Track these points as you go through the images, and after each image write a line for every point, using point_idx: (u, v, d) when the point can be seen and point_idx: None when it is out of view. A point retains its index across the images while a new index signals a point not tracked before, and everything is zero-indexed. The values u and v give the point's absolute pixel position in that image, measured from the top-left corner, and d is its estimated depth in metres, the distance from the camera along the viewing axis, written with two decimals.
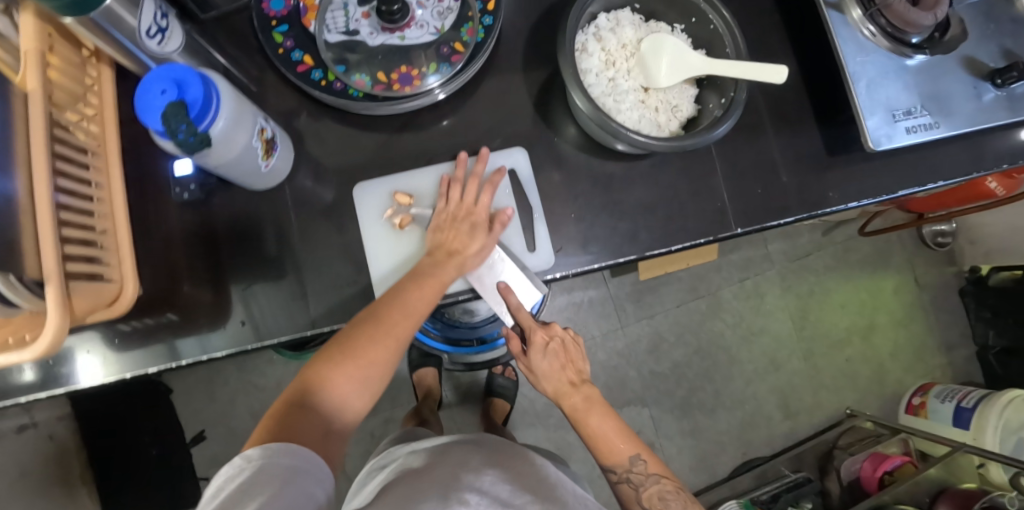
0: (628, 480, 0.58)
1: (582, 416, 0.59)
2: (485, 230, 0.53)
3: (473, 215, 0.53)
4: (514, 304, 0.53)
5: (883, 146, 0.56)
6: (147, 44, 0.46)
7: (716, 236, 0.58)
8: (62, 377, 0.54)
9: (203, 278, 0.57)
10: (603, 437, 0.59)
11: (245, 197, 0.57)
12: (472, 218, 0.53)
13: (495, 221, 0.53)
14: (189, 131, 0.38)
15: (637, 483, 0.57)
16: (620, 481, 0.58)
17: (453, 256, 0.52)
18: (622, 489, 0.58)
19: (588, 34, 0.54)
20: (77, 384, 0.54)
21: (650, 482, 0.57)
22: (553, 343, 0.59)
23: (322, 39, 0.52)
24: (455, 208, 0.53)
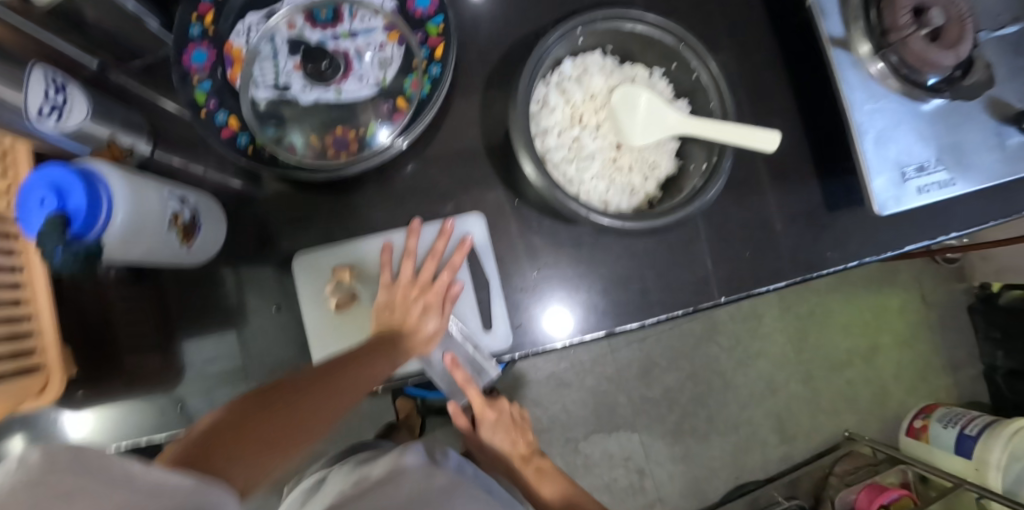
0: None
1: (536, 488, 0.59)
2: (438, 311, 0.48)
3: (427, 295, 0.47)
4: (462, 378, 0.50)
5: (888, 211, 0.49)
6: (43, 124, 0.40)
7: (698, 306, 0.52)
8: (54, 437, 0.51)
9: (136, 359, 0.52)
10: (560, 504, 0.58)
11: (178, 268, 0.52)
12: (425, 301, 0.47)
13: (448, 300, 0.48)
14: (68, 252, 0.33)
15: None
16: None
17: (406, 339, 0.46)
18: None
19: (550, 85, 0.47)
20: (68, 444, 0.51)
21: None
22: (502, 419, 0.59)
23: (248, 97, 0.46)
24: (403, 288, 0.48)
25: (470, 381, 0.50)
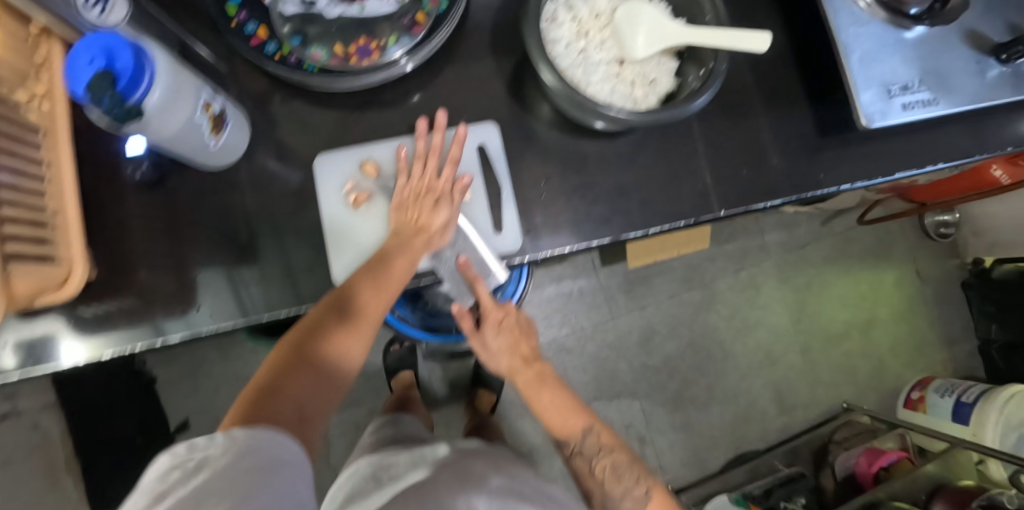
0: (582, 453, 0.57)
1: (533, 392, 0.58)
2: (447, 202, 0.50)
3: (434, 188, 0.50)
4: (473, 276, 0.51)
5: (876, 123, 0.53)
6: (85, 14, 0.43)
7: (699, 219, 0.55)
8: (46, 358, 0.52)
9: (158, 263, 0.54)
10: (556, 409, 0.57)
11: (202, 177, 0.55)
12: (432, 197, 0.50)
13: (455, 188, 0.50)
14: (116, 103, 0.35)
15: (590, 456, 0.56)
16: (574, 455, 0.57)
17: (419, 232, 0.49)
18: (576, 463, 0.58)
19: (558, 2, 0.51)
20: (61, 364, 0.52)
21: (603, 455, 0.56)
22: (507, 320, 0.57)
23: (278, 11, 0.49)
24: (415, 188, 0.50)
25: (479, 282, 0.52)
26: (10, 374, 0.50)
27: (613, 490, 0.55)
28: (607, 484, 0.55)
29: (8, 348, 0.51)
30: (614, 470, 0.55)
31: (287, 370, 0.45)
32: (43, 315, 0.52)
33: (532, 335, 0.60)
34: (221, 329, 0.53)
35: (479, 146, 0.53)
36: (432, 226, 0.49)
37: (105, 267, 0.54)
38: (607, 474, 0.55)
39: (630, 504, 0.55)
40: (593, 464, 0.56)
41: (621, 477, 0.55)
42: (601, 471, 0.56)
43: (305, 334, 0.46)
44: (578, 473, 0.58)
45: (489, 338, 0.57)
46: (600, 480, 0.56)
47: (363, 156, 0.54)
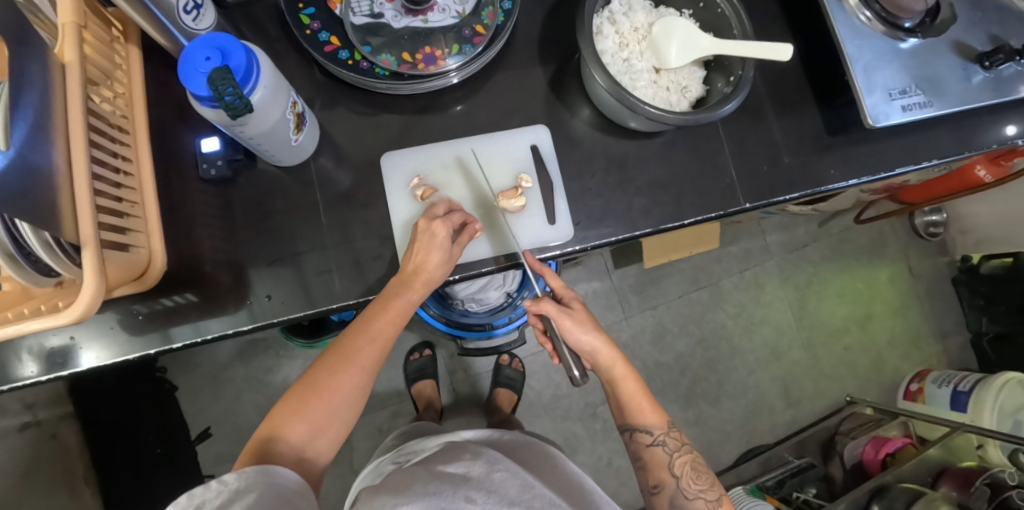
0: (662, 443, 0.57)
1: (623, 383, 0.57)
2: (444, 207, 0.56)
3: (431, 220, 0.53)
4: (548, 272, 0.55)
5: (881, 123, 0.59)
6: (183, 20, 0.47)
7: (726, 211, 0.60)
8: (64, 361, 0.55)
9: (225, 258, 0.58)
10: (640, 399, 0.57)
11: (270, 177, 0.59)
12: (425, 257, 0.52)
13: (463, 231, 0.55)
14: (236, 94, 0.39)
15: (671, 448, 0.57)
16: (653, 445, 0.58)
17: (419, 272, 0.52)
18: (653, 453, 0.58)
19: (603, 17, 0.57)
20: (80, 366, 0.55)
21: (681, 450, 0.58)
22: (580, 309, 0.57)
23: (348, 21, 0.54)
24: (413, 249, 0.53)
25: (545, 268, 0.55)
26: (36, 377, 0.54)
27: (688, 487, 0.56)
28: (683, 479, 0.57)
29: (30, 355, 0.55)
30: (693, 466, 0.57)
31: (293, 416, 0.49)
32: (99, 311, 0.55)
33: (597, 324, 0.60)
34: (292, 318, 0.57)
35: (531, 146, 0.60)
36: (424, 286, 0.52)
37: (176, 261, 0.57)
38: (685, 469, 0.57)
39: (701, 503, 0.56)
40: (674, 456, 0.57)
41: (700, 472, 0.57)
42: (681, 466, 0.57)
43: (304, 388, 0.50)
44: (650, 465, 0.58)
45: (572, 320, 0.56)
46: (676, 473, 0.57)
47: (437, 156, 0.60)
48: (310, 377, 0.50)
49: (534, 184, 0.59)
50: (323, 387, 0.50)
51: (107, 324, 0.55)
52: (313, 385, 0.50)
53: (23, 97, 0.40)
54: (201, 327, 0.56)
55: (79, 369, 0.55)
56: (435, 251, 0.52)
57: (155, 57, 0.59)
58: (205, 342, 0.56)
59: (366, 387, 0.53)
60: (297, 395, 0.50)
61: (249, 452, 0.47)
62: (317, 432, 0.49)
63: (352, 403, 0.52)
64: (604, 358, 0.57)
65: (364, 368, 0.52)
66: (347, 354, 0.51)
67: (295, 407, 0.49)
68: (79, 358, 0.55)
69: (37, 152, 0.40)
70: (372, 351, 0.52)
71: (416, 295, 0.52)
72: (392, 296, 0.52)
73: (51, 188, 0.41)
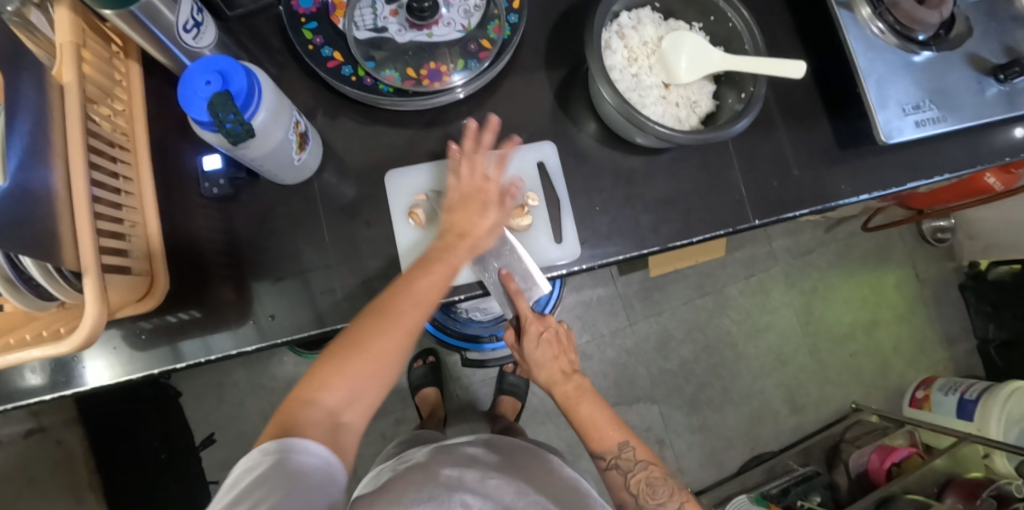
0: (616, 466, 0.59)
1: (578, 405, 0.60)
2: (496, 206, 0.53)
3: (483, 192, 0.53)
4: (515, 290, 0.54)
5: (894, 139, 0.58)
6: (182, 39, 0.46)
7: (735, 227, 0.59)
8: (69, 380, 0.54)
9: (227, 275, 0.57)
10: (593, 423, 0.60)
11: (272, 193, 0.58)
12: (471, 221, 0.52)
13: (505, 195, 0.53)
14: (237, 120, 0.39)
15: (625, 469, 0.59)
16: (609, 468, 0.59)
17: (463, 238, 0.52)
18: (610, 475, 0.60)
19: (611, 31, 0.56)
20: (84, 385, 0.55)
21: (639, 470, 0.59)
22: (547, 333, 0.59)
23: (351, 36, 0.53)
24: (454, 215, 0.52)
25: (521, 294, 0.55)
26: (41, 393, 0.54)
27: (645, 503, 0.58)
28: (639, 497, 0.58)
29: (37, 369, 0.54)
30: (649, 486, 0.58)
31: (330, 377, 0.46)
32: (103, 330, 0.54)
33: (570, 348, 0.62)
34: (299, 337, 0.57)
35: (537, 163, 0.58)
36: (468, 250, 0.52)
37: (179, 279, 0.56)
38: (641, 487, 0.58)
39: None
40: (630, 477, 0.59)
41: (655, 491, 0.58)
42: (637, 485, 0.58)
43: (346, 346, 0.47)
44: (611, 487, 0.60)
45: (529, 348, 0.59)
46: (633, 493, 0.58)
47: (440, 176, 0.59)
48: (348, 336, 0.48)
49: (540, 203, 0.58)
50: (363, 346, 0.47)
51: (110, 343, 0.55)
52: (351, 345, 0.47)
53: (16, 124, 0.39)
54: (205, 347, 0.56)
55: (83, 388, 0.55)
56: (479, 217, 0.52)
57: (155, 71, 0.58)
58: (210, 362, 0.56)
59: (404, 354, 0.50)
60: (335, 356, 0.47)
61: (281, 415, 0.44)
62: (354, 397, 0.47)
63: (389, 367, 0.49)
64: (557, 380, 0.61)
65: (405, 332, 0.49)
66: (386, 315, 0.48)
67: (334, 369, 0.46)
68: (83, 376, 0.55)
69: (35, 179, 0.40)
70: (414, 311, 0.49)
71: (458, 259, 0.52)
72: (434, 259, 0.51)
73: (49, 214, 0.40)
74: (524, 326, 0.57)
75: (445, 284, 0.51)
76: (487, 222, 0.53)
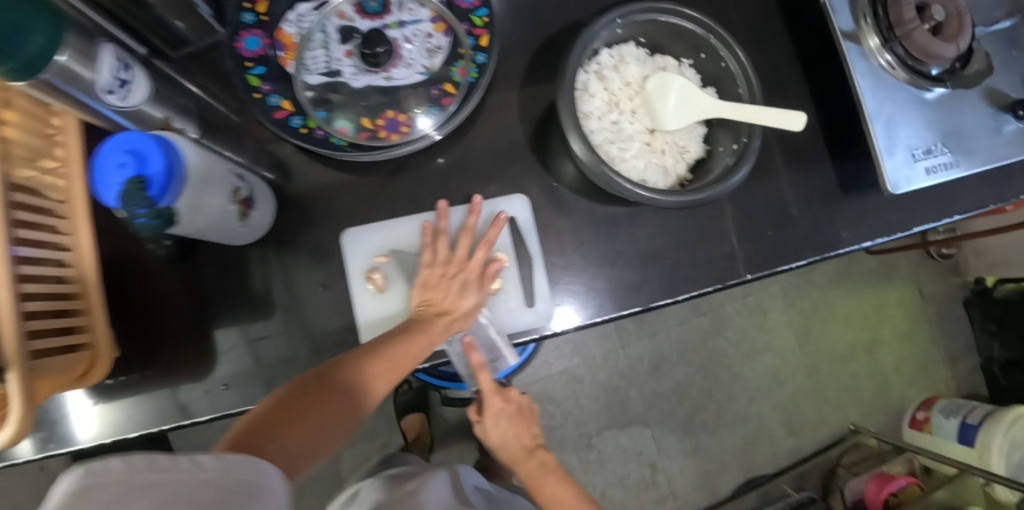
0: None
1: (544, 487, 0.62)
2: (475, 287, 0.50)
3: (463, 271, 0.50)
4: (478, 361, 0.53)
5: (902, 190, 0.52)
6: (106, 100, 0.41)
7: (726, 282, 0.55)
8: (59, 438, 0.50)
9: (178, 339, 0.53)
10: (558, 499, 0.62)
11: (224, 248, 0.54)
12: (451, 297, 0.50)
13: (484, 275, 0.51)
14: (149, 214, 0.34)
15: None
16: None
17: (442, 315, 0.49)
18: None
19: (590, 72, 0.50)
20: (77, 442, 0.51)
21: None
22: (509, 408, 0.62)
23: (301, 80, 0.48)
24: (433, 290, 0.50)
25: (484, 365, 0.54)
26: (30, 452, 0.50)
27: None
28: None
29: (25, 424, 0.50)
30: None
31: (294, 415, 0.39)
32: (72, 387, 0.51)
33: (533, 422, 0.65)
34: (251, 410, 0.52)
35: (507, 218, 0.53)
36: (446, 328, 0.49)
37: (127, 344, 0.52)
38: None
39: None
40: None
41: None
42: None
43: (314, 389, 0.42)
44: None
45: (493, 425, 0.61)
46: None
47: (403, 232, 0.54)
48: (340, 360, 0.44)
49: (511, 264, 0.53)
50: (333, 393, 0.42)
51: (55, 413, 0.51)
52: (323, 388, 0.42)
53: None
54: (154, 417, 0.52)
55: (75, 447, 0.51)
56: (463, 297, 0.50)
57: None
58: (161, 432, 0.52)
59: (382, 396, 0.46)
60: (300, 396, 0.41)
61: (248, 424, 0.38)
62: (312, 444, 0.39)
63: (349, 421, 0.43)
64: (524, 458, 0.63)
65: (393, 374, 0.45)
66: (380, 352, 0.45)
67: (298, 409, 0.40)
68: (74, 433, 0.51)
69: None
70: (395, 370, 0.45)
71: (436, 336, 0.48)
72: (419, 327, 0.48)
73: None
74: (485, 399, 0.59)
75: (424, 353, 0.48)
76: (466, 305, 0.50)
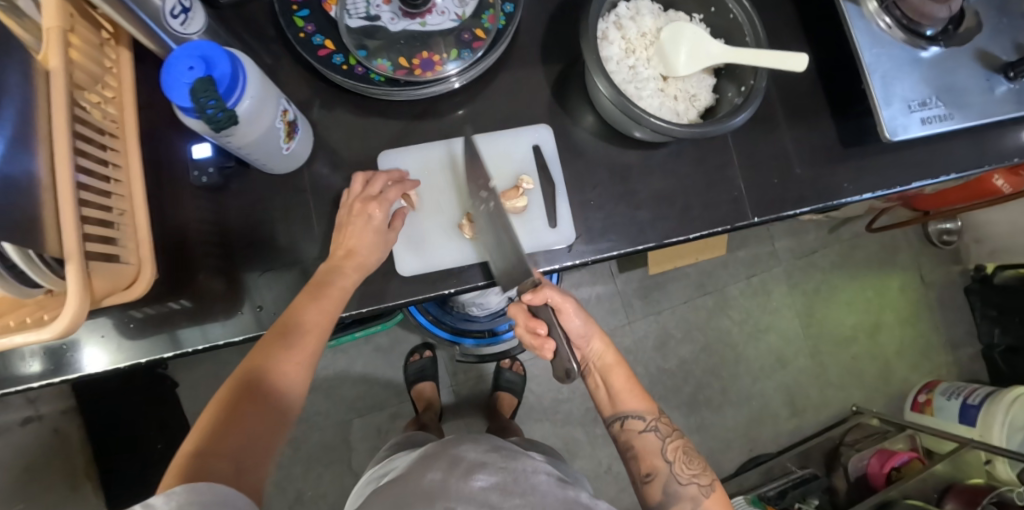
0: (654, 429, 0.56)
1: (617, 371, 0.56)
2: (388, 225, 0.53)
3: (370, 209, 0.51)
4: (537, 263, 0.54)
5: (899, 136, 0.56)
6: (170, 24, 0.46)
7: (733, 225, 0.58)
8: (69, 365, 0.54)
9: (216, 266, 0.56)
10: (627, 389, 0.56)
11: (262, 183, 0.57)
12: (359, 242, 0.51)
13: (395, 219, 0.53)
14: (218, 107, 0.38)
15: (663, 434, 0.56)
16: (645, 432, 0.56)
17: (350, 257, 0.51)
18: (644, 440, 0.56)
19: (609, 22, 0.54)
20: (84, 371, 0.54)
21: (672, 437, 0.57)
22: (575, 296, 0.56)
23: (343, 24, 0.53)
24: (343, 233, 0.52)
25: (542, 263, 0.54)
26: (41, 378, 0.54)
27: (680, 472, 0.55)
28: (675, 464, 0.55)
29: (37, 353, 0.54)
30: (685, 452, 0.56)
31: (220, 428, 0.43)
32: (93, 318, 0.54)
33: None
34: None
35: (533, 147, 0.58)
36: (356, 270, 0.51)
37: (168, 268, 0.56)
38: (678, 454, 0.56)
39: (696, 487, 0.54)
40: (666, 443, 0.56)
41: (692, 457, 0.56)
42: (674, 451, 0.56)
43: (234, 389, 0.46)
44: (640, 452, 0.56)
45: (569, 317, 0.53)
46: (669, 458, 0.55)
47: (428, 157, 0.58)
48: (257, 354, 0.47)
49: (536, 185, 0.56)
50: (252, 390, 0.46)
51: (72, 343, 0.54)
52: (241, 390, 0.46)
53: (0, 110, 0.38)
54: (193, 337, 0.55)
55: (79, 373, 0.54)
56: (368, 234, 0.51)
57: (147, 58, 0.58)
58: (197, 352, 0.55)
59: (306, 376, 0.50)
60: (224, 404, 0.45)
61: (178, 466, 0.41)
62: (251, 445, 0.44)
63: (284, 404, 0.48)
64: (598, 348, 0.55)
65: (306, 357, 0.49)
66: (285, 343, 0.48)
67: (223, 421, 0.44)
68: (79, 362, 0.54)
69: (16, 164, 0.39)
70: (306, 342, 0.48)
71: (348, 281, 0.50)
72: (323, 282, 0.49)
73: (30, 198, 0.40)
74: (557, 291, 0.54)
75: (337, 307, 0.50)
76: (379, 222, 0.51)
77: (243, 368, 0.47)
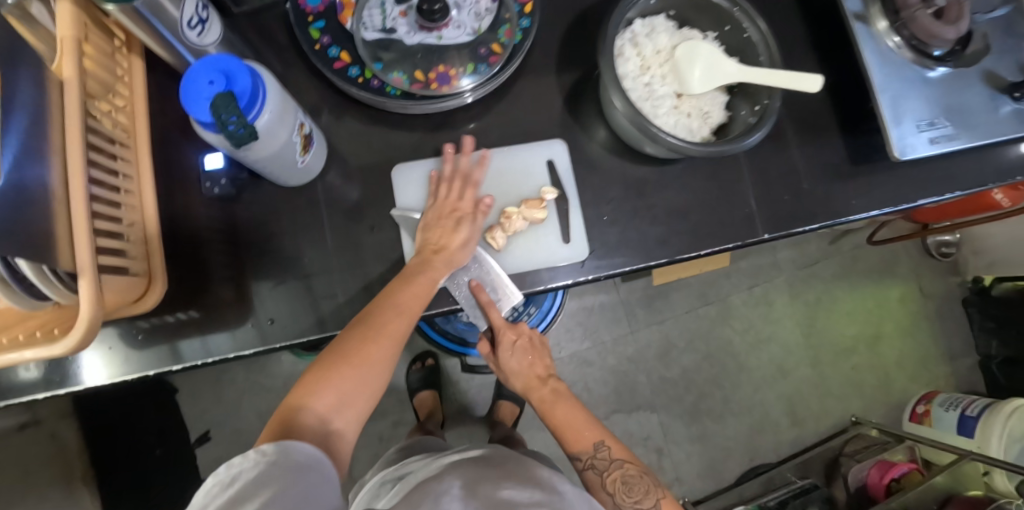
0: (591, 467, 0.59)
1: (553, 409, 0.62)
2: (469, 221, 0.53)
3: (457, 211, 0.54)
4: (486, 301, 0.54)
5: (908, 155, 0.57)
6: (186, 35, 0.46)
7: (744, 241, 0.59)
8: (66, 378, 0.53)
9: (226, 278, 0.56)
10: (569, 424, 0.61)
11: (274, 193, 0.57)
12: (449, 240, 0.52)
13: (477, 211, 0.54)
14: (240, 123, 0.38)
15: (601, 469, 0.59)
16: (586, 468, 0.60)
17: (439, 253, 0.52)
18: (587, 475, 0.60)
19: (625, 39, 0.55)
20: (80, 384, 0.54)
21: (614, 469, 0.59)
22: (521, 341, 0.62)
23: (359, 36, 0.53)
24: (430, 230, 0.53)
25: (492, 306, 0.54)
26: (37, 389, 0.53)
27: (622, 502, 0.58)
28: (616, 496, 0.58)
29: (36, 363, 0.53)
30: (624, 483, 0.58)
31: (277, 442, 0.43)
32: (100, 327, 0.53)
33: (545, 355, 0.66)
34: (300, 342, 0.56)
35: (547, 161, 0.58)
36: (445, 265, 0.52)
37: (178, 279, 0.55)
38: (617, 486, 0.58)
39: None
40: (605, 476, 0.59)
41: (631, 489, 0.58)
42: (613, 484, 0.58)
43: (293, 400, 0.46)
44: (589, 487, 0.60)
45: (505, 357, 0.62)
46: (609, 491, 0.58)
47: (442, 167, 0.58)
48: (328, 354, 0.48)
49: (556, 197, 0.57)
50: (310, 405, 0.45)
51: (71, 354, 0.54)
52: (295, 404, 0.45)
53: (13, 121, 0.38)
54: (205, 348, 0.54)
55: (79, 387, 0.53)
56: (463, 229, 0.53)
57: (160, 67, 0.58)
58: (207, 364, 0.55)
59: (382, 377, 0.50)
60: (281, 417, 0.45)
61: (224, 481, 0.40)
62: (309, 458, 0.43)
63: (348, 408, 0.47)
64: (535, 385, 0.64)
65: (374, 364, 0.48)
66: (371, 329, 0.48)
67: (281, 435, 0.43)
68: (78, 375, 0.54)
69: (31, 176, 0.38)
70: (380, 343, 0.48)
71: (438, 274, 0.51)
72: (406, 280, 0.50)
73: (43, 213, 0.39)
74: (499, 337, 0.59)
75: (416, 307, 0.50)
76: (469, 234, 0.53)
77: (308, 379, 0.47)
